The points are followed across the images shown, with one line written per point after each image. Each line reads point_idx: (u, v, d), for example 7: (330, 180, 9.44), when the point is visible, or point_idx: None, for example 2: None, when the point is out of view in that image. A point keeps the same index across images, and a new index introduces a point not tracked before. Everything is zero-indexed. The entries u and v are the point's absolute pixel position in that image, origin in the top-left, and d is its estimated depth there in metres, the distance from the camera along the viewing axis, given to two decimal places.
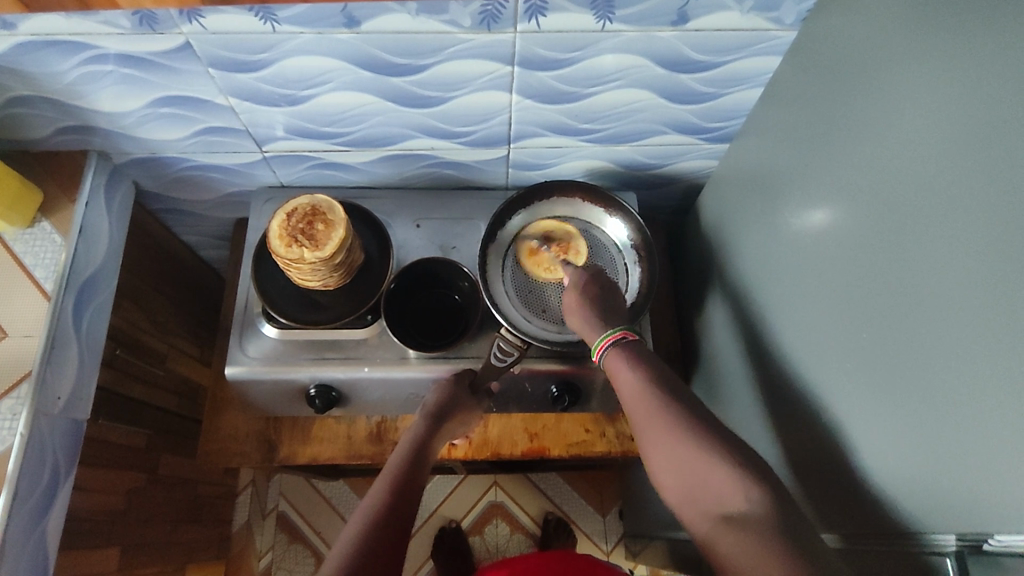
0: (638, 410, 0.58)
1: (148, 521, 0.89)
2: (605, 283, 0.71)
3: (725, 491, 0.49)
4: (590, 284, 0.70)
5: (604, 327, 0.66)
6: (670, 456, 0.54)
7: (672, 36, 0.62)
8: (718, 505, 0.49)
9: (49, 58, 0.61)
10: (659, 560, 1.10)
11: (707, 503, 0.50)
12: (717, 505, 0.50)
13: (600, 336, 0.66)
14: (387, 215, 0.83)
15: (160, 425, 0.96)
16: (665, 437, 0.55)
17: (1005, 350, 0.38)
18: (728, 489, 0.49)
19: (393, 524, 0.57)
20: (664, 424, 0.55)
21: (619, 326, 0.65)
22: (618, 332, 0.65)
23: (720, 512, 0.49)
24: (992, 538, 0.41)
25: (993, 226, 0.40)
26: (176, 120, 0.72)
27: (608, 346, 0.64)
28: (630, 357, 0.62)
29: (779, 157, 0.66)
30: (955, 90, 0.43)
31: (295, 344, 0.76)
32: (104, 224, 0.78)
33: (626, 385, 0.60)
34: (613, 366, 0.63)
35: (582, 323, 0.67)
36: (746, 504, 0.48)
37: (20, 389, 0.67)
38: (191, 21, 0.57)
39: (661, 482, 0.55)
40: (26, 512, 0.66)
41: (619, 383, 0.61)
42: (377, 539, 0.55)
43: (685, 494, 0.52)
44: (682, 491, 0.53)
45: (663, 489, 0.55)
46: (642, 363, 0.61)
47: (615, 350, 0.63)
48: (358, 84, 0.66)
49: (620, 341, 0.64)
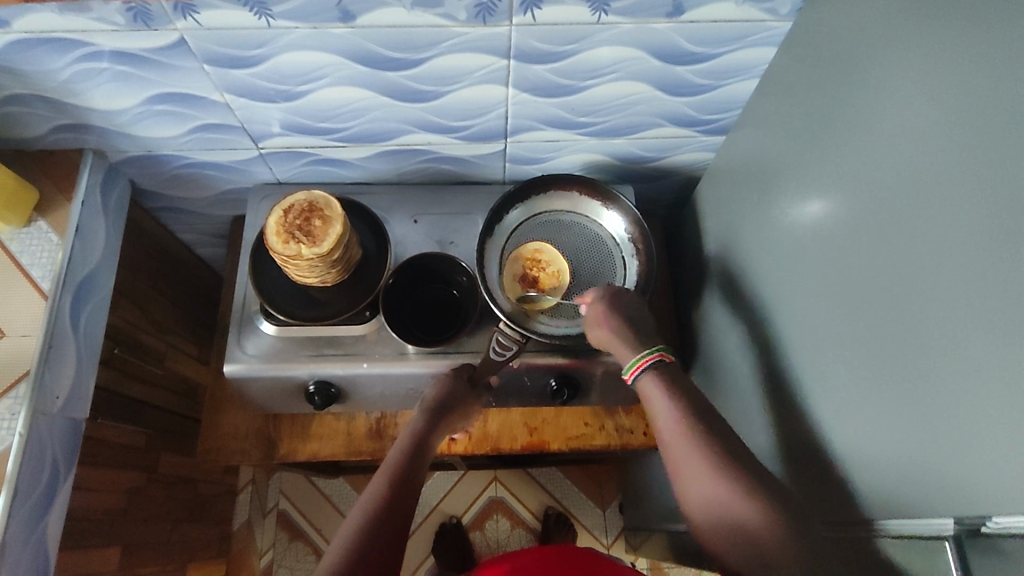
0: (672, 437, 0.59)
1: (149, 520, 0.89)
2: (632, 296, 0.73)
3: (753, 523, 0.52)
4: (618, 302, 0.71)
5: (640, 350, 0.66)
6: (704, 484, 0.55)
7: (667, 27, 0.62)
8: (743, 531, 0.52)
9: (44, 55, 0.61)
10: (659, 553, 1.10)
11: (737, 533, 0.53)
12: (743, 532, 0.52)
13: (635, 355, 0.66)
14: (384, 211, 0.83)
15: (159, 424, 0.96)
16: (698, 465, 0.56)
17: (1003, 333, 0.38)
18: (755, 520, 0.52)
19: (392, 519, 0.57)
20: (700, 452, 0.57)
21: (655, 347, 0.66)
22: (651, 356, 0.65)
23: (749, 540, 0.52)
24: (987, 523, 0.40)
25: (990, 211, 0.40)
26: (172, 117, 0.71)
27: (645, 367, 0.65)
28: (665, 383, 0.63)
29: (775, 148, 0.66)
30: (950, 76, 0.43)
31: (294, 341, 0.76)
32: (100, 222, 0.77)
33: (663, 412, 0.61)
34: (647, 392, 0.63)
35: (618, 345, 0.68)
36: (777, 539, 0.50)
37: (19, 388, 0.67)
38: (185, 17, 0.56)
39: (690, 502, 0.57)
40: (26, 511, 0.66)
41: (653, 405, 0.62)
42: (372, 537, 0.55)
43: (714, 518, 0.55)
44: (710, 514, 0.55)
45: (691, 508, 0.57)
46: (677, 388, 0.62)
47: (651, 374, 0.64)
48: (354, 79, 0.66)
49: (656, 363, 0.64)
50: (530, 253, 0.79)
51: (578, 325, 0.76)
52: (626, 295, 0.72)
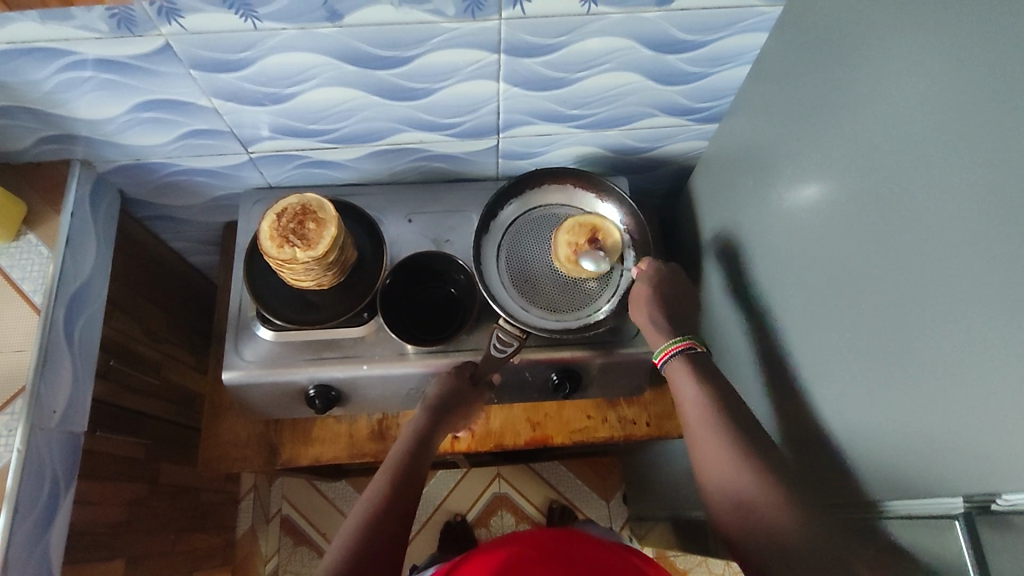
0: (701, 437, 0.60)
1: (153, 531, 0.89)
2: (684, 283, 0.75)
3: (770, 517, 0.52)
4: (661, 285, 0.73)
5: (671, 354, 0.67)
6: (725, 473, 0.56)
7: (657, 16, 0.62)
8: (754, 519, 0.53)
9: (26, 66, 0.60)
10: (665, 541, 1.11)
11: (752, 528, 0.53)
12: (760, 523, 0.52)
13: (666, 342, 0.68)
14: (378, 211, 0.82)
15: (159, 435, 0.95)
16: (723, 454, 0.57)
17: (1004, 308, 0.38)
18: (775, 514, 0.52)
19: (390, 520, 0.58)
20: (721, 445, 0.58)
21: (685, 337, 0.68)
22: (681, 343, 0.67)
23: (761, 530, 0.52)
24: (998, 500, 0.40)
25: (987, 187, 0.40)
26: (159, 124, 0.71)
27: (676, 353, 0.67)
28: (694, 372, 0.64)
29: (768, 133, 0.66)
30: (941, 53, 0.43)
31: (291, 346, 0.75)
32: (90, 233, 0.76)
33: (688, 401, 0.63)
34: (676, 373, 0.66)
35: (652, 329, 0.70)
36: (788, 529, 0.51)
37: (14, 405, 0.66)
38: (170, 22, 0.56)
39: (710, 489, 0.58)
40: (28, 527, 0.65)
41: (677, 388, 0.65)
42: (375, 537, 0.57)
43: (730, 506, 0.55)
44: (727, 504, 0.56)
45: (709, 496, 0.58)
46: (705, 380, 0.64)
47: (679, 358, 0.66)
48: (343, 78, 0.65)
49: (685, 350, 0.67)
50: (565, 260, 0.75)
51: (577, 318, 0.76)
52: (670, 295, 0.73)
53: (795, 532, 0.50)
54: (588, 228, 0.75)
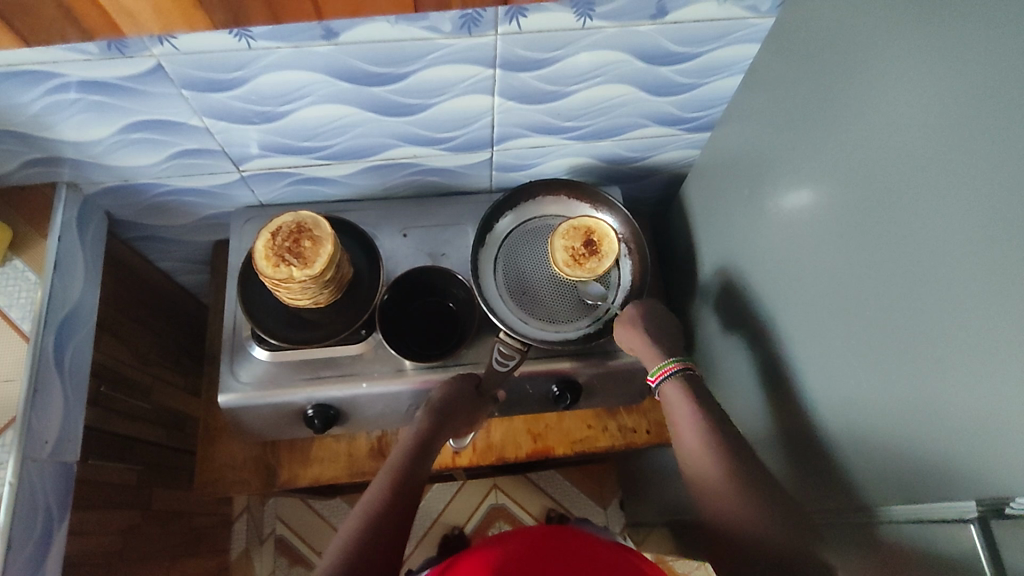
0: (693, 442, 0.61)
1: (148, 559, 0.87)
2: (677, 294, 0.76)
3: (752, 522, 0.53)
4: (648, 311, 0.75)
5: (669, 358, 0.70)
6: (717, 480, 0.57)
7: (651, 29, 0.62)
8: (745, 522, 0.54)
9: (12, 89, 0.58)
10: (664, 548, 1.11)
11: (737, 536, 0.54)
12: (743, 528, 0.54)
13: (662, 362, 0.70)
14: (372, 227, 0.82)
15: (152, 460, 0.93)
16: (715, 462, 0.59)
17: (1003, 314, 0.39)
18: (761, 522, 0.53)
19: (391, 519, 0.58)
20: (716, 454, 0.59)
21: (678, 358, 0.70)
22: (675, 364, 0.69)
23: (743, 533, 0.53)
24: (1012, 503, 0.40)
25: (983, 198, 0.40)
26: (149, 145, 0.69)
27: (674, 372, 0.68)
28: (690, 390, 0.66)
29: (760, 142, 0.67)
30: (932, 67, 0.44)
31: (289, 366, 0.74)
32: (78, 257, 0.75)
33: (684, 410, 0.64)
34: (670, 394, 0.67)
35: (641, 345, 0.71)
36: (768, 533, 0.52)
37: (4, 437, 0.65)
38: (162, 43, 0.55)
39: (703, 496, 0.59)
40: (23, 562, 0.64)
41: (674, 407, 0.66)
42: (376, 535, 0.57)
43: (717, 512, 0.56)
44: (715, 509, 0.57)
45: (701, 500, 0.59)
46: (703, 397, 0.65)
47: (675, 380, 0.67)
48: (337, 96, 0.65)
49: (681, 370, 0.68)
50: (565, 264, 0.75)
51: (577, 328, 0.76)
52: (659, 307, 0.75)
53: (774, 534, 0.52)
54: (584, 230, 0.76)
